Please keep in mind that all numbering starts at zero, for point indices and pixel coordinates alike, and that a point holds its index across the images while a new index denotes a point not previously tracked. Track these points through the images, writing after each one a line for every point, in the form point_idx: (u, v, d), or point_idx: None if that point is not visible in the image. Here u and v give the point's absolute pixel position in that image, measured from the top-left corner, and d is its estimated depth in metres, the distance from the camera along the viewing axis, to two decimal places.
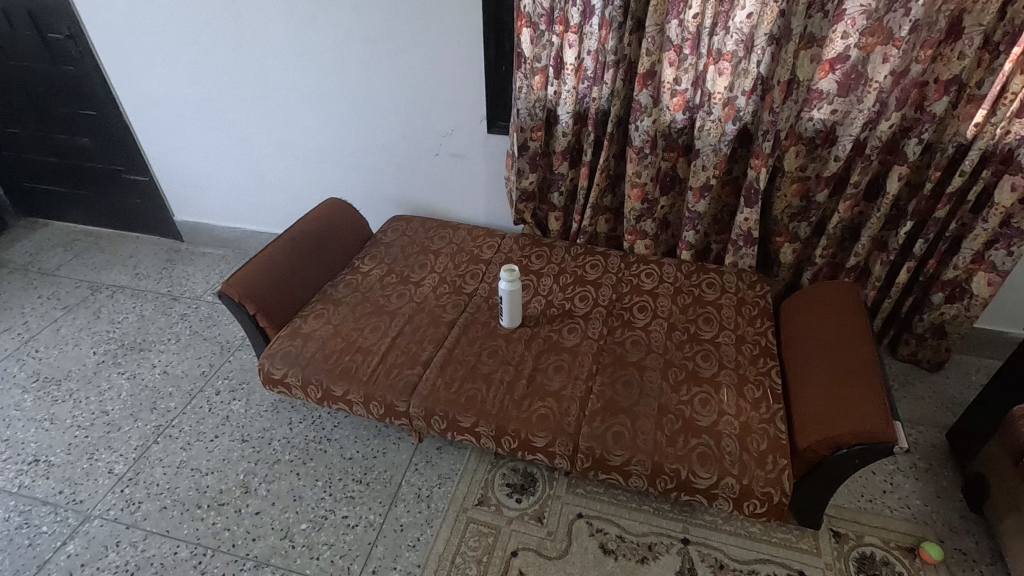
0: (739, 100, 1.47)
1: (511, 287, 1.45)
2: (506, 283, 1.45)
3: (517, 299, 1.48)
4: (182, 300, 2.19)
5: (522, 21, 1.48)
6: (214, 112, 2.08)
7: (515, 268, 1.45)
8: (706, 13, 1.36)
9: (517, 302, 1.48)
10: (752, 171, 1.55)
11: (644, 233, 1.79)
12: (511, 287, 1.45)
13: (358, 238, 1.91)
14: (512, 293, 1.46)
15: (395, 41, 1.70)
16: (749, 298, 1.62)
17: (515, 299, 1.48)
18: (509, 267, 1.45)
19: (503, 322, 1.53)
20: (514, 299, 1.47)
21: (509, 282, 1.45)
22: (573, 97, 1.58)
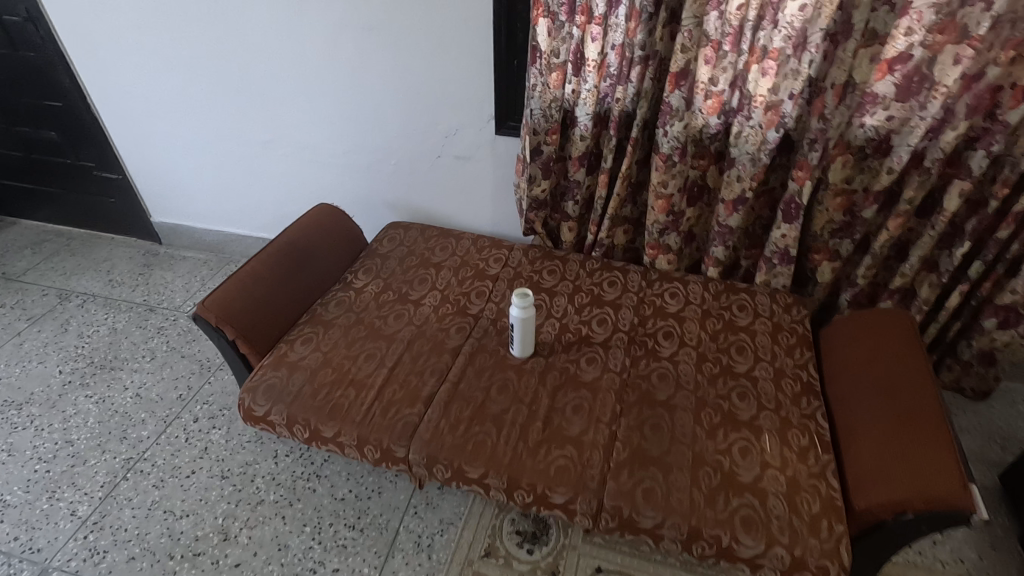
0: (785, 105, 1.30)
1: (523, 313, 1.28)
2: (518, 309, 1.29)
3: (530, 328, 1.31)
4: (159, 312, 2.01)
5: (538, 10, 1.29)
6: (192, 105, 1.89)
7: (528, 292, 1.29)
8: (752, 4, 1.19)
9: (530, 331, 1.31)
10: (795, 184, 1.39)
11: (667, 248, 1.62)
12: (523, 313, 1.28)
13: (351, 248, 1.73)
14: (524, 321, 1.29)
15: (393, 30, 1.51)
16: (786, 324, 1.46)
17: (528, 327, 1.31)
18: (523, 291, 1.28)
19: (513, 351, 1.36)
20: (527, 328, 1.31)
21: (522, 308, 1.28)
22: (594, 97, 1.40)
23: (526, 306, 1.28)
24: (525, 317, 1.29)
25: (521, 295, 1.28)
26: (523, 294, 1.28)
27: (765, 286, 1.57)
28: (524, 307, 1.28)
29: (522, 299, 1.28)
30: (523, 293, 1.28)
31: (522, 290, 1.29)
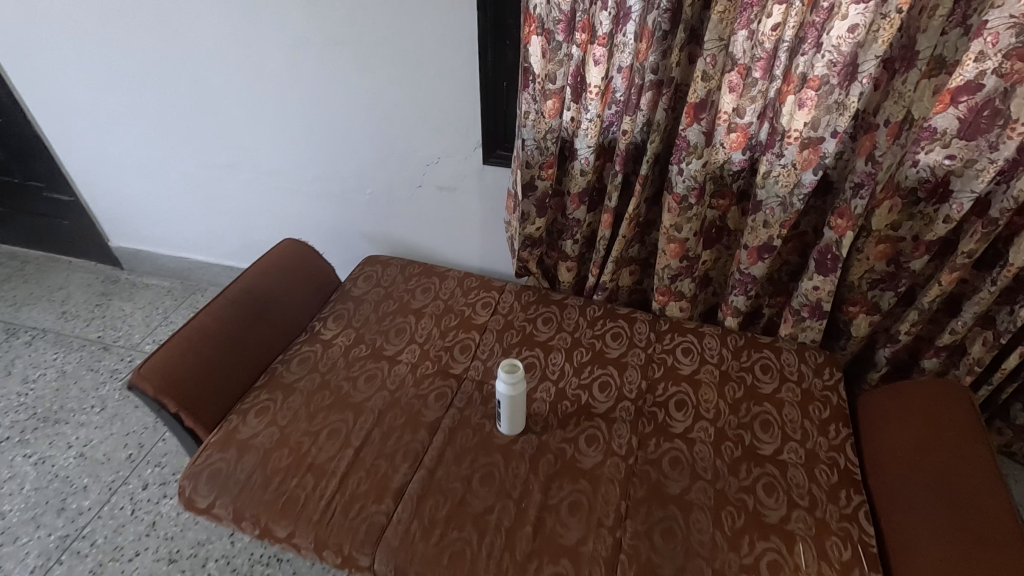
0: (825, 142, 1.09)
1: (512, 388, 1.09)
2: (504, 384, 1.09)
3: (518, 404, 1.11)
4: (114, 351, 1.82)
5: (530, 26, 1.09)
6: (144, 124, 1.67)
7: (518, 364, 1.09)
8: (790, 24, 0.98)
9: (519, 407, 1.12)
10: (832, 232, 1.18)
11: (680, 294, 1.42)
12: (512, 389, 1.09)
13: (321, 290, 1.53)
14: (513, 398, 1.10)
15: (363, 45, 1.30)
16: (817, 391, 1.26)
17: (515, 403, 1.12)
18: (509, 363, 1.09)
19: (500, 428, 1.17)
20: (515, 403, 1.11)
21: (510, 383, 1.09)
22: (597, 127, 1.19)
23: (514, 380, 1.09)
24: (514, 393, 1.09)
25: (508, 367, 1.08)
26: (509, 366, 1.09)
27: (791, 341, 1.37)
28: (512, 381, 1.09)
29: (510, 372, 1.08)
30: (509, 365, 1.09)
31: (508, 363, 1.09)
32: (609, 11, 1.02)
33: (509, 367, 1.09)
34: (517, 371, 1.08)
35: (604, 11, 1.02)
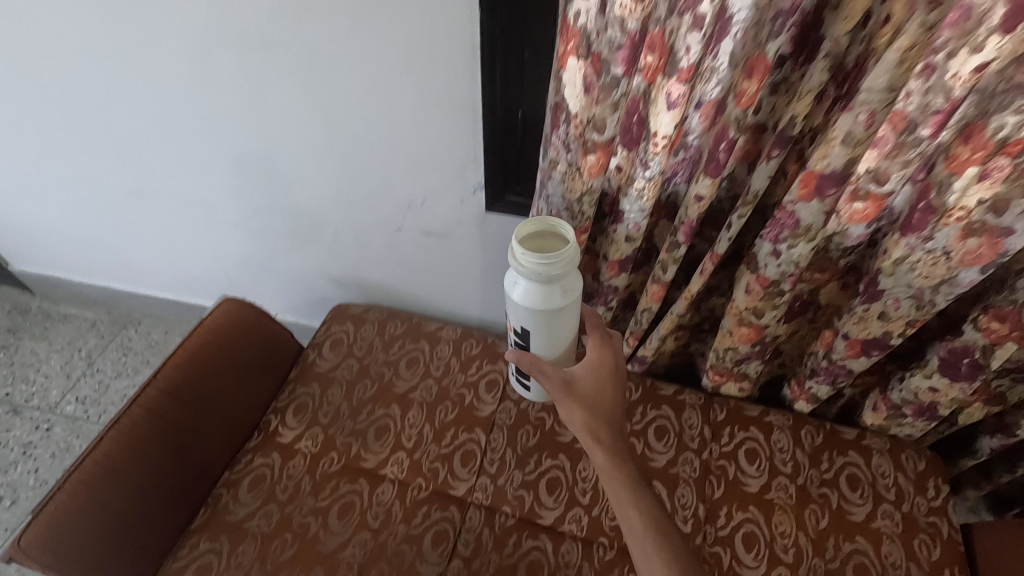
0: (1011, 235, 0.71)
1: (566, 305, 0.77)
2: (508, 279, 0.80)
3: (533, 349, 0.84)
4: (26, 416, 1.49)
5: (568, 44, 0.70)
6: (18, 132, 1.22)
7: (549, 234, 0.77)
8: (1001, 62, 0.59)
9: (537, 350, 0.84)
10: (978, 334, 0.84)
11: (743, 376, 1.10)
12: (512, 304, 0.79)
13: (277, 365, 1.19)
14: (514, 324, 0.82)
15: (306, 47, 0.88)
16: (922, 519, 0.99)
17: (571, 320, 0.81)
18: (557, 244, 0.76)
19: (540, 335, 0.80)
20: (532, 338, 0.82)
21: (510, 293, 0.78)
22: (656, 189, 0.81)
23: (545, 310, 0.76)
24: (530, 319, 0.78)
25: (541, 236, 0.77)
26: (552, 243, 0.77)
27: (881, 437, 1.09)
28: (567, 301, 0.77)
29: (539, 282, 0.74)
30: (550, 237, 0.77)
31: (560, 222, 0.77)
32: (703, 33, 0.64)
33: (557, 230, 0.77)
34: (558, 264, 0.72)
35: (697, 32, 0.64)
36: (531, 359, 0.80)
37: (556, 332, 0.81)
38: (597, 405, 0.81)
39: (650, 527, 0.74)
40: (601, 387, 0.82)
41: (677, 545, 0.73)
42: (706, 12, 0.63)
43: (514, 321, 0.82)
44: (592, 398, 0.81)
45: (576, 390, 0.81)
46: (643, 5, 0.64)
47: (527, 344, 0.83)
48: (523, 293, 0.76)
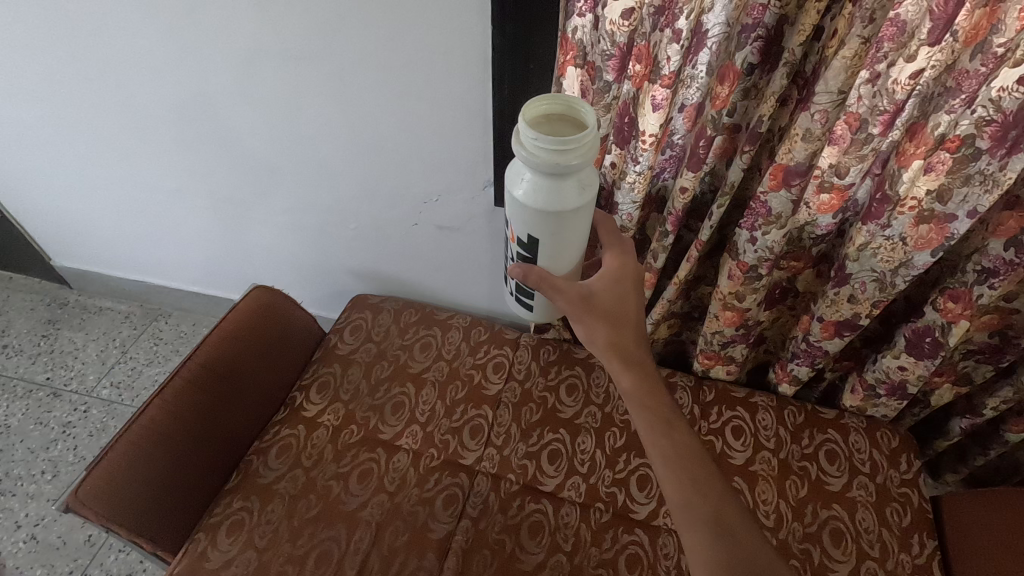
0: (955, 221, 0.81)
1: (580, 205, 0.70)
2: (514, 175, 0.71)
3: (539, 261, 0.78)
4: (65, 398, 1.61)
5: (567, 55, 0.82)
6: (66, 139, 1.33)
7: (555, 118, 0.68)
8: (936, 73, 0.70)
9: (543, 262, 0.78)
10: (937, 314, 0.94)
11: (730, 359, 1.19)
12: (519, 203, 0.71)
13: (302, 349, 1.29)
14: (520, 231, 0.75)
15: (334, 62, 1.00)
16: (895, 490, 1.08)
17: (582, 226, 0.74)
18: (566, 129, 0.68)
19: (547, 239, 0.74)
20: (540, 248, 0.75)
21: (517, 190, 0.71)
22: (646, 182, 0.91)
23: (556, 209, 0.69)
24: (539, 221, 0.71)
25: (544, 119, 0.68)
26: (559, 127, 0.68)
27: (859, 417, 1.17)
28: (582, 200, 0.70)
29: (552, 173, 0.66)
30: (556, 121, 0.68)
31: (580, 103, 0.67)
32: (681, 45, 0.74)
33: (573, 113, 0.68)
34: (575, 151, 0.64)
35: (675, 44, 0.74)
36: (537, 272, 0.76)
37: (565, 241, 0.75)
38: (616, 321, 0.83)
39: (678, 442, 0.83)
40: (621, 304, 0.83)
41: (697, 458, 0.82)
42: (682, 27, 0.72)
43: (519, 228, 0.74)
44: (612, 316, 0.82)
45: (596, 308, 0.81)
46: (630, 21, 0.74)
47: (533, 257, 0.77)
48: (533, 189, 0.68)
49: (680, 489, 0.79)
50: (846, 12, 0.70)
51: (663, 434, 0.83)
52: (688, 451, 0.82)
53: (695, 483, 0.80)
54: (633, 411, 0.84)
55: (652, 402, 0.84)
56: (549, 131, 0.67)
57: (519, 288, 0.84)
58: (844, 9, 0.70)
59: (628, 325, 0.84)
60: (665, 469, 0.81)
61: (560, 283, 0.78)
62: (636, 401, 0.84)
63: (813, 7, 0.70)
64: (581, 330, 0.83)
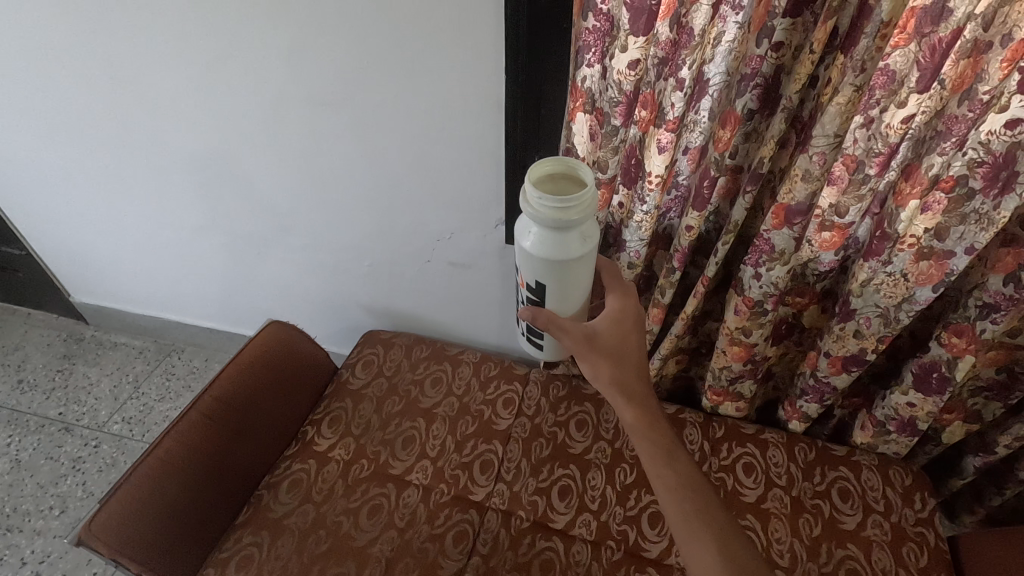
0: (954, 257, 0.84)
1: (583, 255, 0.73)
2: (519, 228, 0.75)
3: (546, 304, 0.80)
4: (77, 433, 1.62)
5: (576, 102, 0.88)
6: (97, 180, 1.39)
7: (557, 177, 0.72)
8: (927, 117, 0.74)
9: (551, 305, 0.80)
10: (942, 349, 0.95)
11: (738, 395, 1.20)
12: (525, 253, 0.74)
13: (315, 384, 1.31)
14: (528, 277, 0.77)
15: (356, 108, 1.06)
16: (910, 529, 1.07)
17: (586, 271, 0.77)
18: (566, 186, 0.72)
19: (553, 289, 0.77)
20: (547, 292, 0.78)
21: (523, 241, 0.74)
22: (653, 220, 0.95)
23: (560, 258, 0.72)
24: (546, 269, 0.74)
25: (545, 178, 0.72)
26: (559, 184, 0.72)
27: (871, 454, 1.17)
28: (583, 250, 0.73)
29: (554, 227, 0.70)
30: (557, 180, 0.72)
31: (580, 163, 0.72)
32: (684, 92, 0.79)
33: (574, 171, 0.73)
34: (576, 206, 0.68)
35: (679, 92, 0.79)
36: (544, 317, 0.79)
37: (570, 285, 0.77)
38: (619, 358, 0.84)
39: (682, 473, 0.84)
40: (623, 341, 0.85)
41: (701, 491, 0.83)
42: (686, 77, 0.77)
43: (526, 275, 0.77)
44: (614, 354, 0.84)
45: (599, 347, 0.83)
46: (635, 70, 0.79)
47: (541, 300, 0.80)
48: (537, 241, 0.72)
49: (685, 521, 0.80)
50: (839, 62, 0.75)
51: (668, 467, 0.84)
52: (693, 484, 0.83)
53: (700, 516, 0.80)
54: (638, 447, 0.85)
55: (657, 436, 0.86)
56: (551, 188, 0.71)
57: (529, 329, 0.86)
58: (837, 59, 0.75)
59: (630, 361, 0.85)
60: (669, 502, 0.82)
61: (565, 323, 0.80)
62: (641, 437, 0.85)
63: (808, 57, 0.75)
64: (585, 368, 0.84)
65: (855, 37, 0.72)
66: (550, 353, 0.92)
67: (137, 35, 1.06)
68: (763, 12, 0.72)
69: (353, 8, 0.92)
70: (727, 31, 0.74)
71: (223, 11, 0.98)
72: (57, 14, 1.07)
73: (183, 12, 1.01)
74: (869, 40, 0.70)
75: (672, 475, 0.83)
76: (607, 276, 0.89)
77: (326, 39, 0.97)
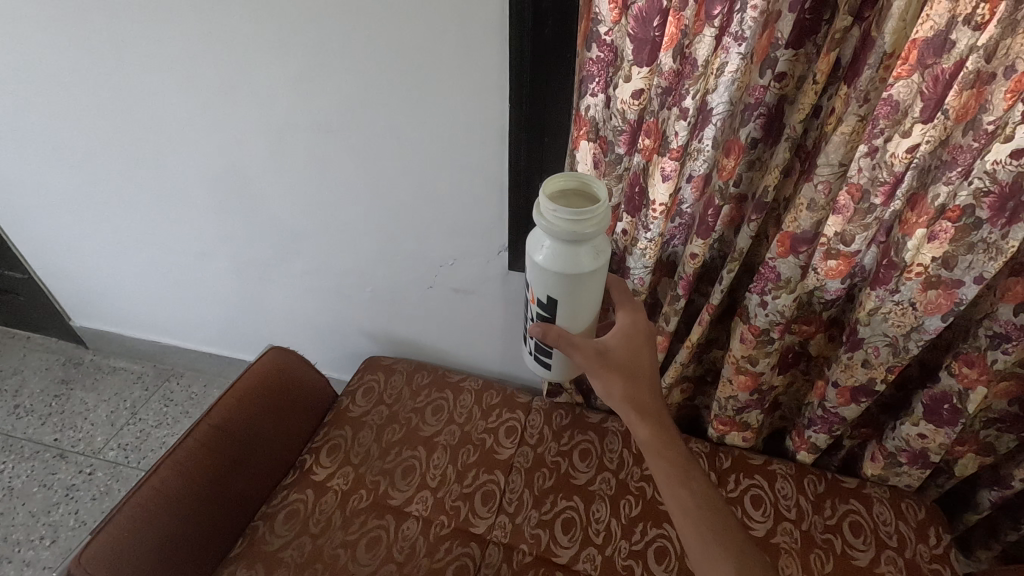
0: (963, 286, 0.82)
1: (595, 269, 0.72)
2: (531, 242, 0.75)
3: (556, 320, 0.79)
4: (71, 459, 1.59)
5: (580, 130, 0.88)
6: (101, 204, 1.40)
7: (567, 192, 0.72)
8: (932, 147, 0.74)
9: (561, 321, 0.79)
10: (953, 380, 0.93)
11: (745, 425, 1.18)
12: (536, 268, 0.74)
13: (314, 410, 1.29)
14: (539, 292, 0.76)
15: (361, 135, 1.07)
16: (925, 565, 1.04)
17: (598, 287, 0.76)
18: (576, 200, 0.71)
19: (564, 305, 0.76)
20: (558, 308, 0.77)
21: (536, 255, 0.73)
22: (657, 247, 0.94)
23: (572, 274, 0.72)
24: (558, 284, 0.73)
25: (556, 193, 0.71)
26: (570, 199, 0.71)
27: (882, 487, 1.14)
28: (595, 264, 0.72)
29: (568, 240, 0.69)
30: (568, 194, 0.72)
31: (594, 178, 0.71)
32: (688, 121, 0.79)
33: (587, 187, 0.72)
34: (589, 221, 0.67)
35: (682, 121, 0.79)
36: (552, 332, 0.77)
37: (582, 301, 0.76)
38: (632, 373, 0.82)
39: (696, 494, 0.83)
40: (635, 355, 0.83)
41: (717, 510, 0.82)
42: (689, 106, 0.77)
43: (537, 289, 0.76)
44: (627, 369, 0.82)
45: (610, 362, 0.81)
46: (639, 100, 0.80)
47: (551, 316, 0.78)
48: (549, 256, 0.71)
49: (702, 541, 0.79)
50: (842, 92, 0.76)
51: (683, 486, 0.83)
52: (708, 504, 0.82)
53: (717, 538, 0.79)
54: (653, 465, 0.84)
55: (671, 453, 0.84)
56: (566, 204, 0.70)
57: (538, 346, 0.84)
58: (840, 90, 0.76)
59: (642, 376, 0.83)
60: (684, 522, 0.81)
61: (577, 339, 0.78)
62: (656, 456, 0.83)
63: (811, 88, 0.75)
64: (597, 385, 0.82)
65: (858, 68, 0.73)
66: (555, 373, 0.90)
67: (147, 63, 1.08)
68: (766, 45, 0.74)
69: (360, 38, 0.94)
70: (729, 62, 0.74)
71: (231, 41, 1.00)
72: (70, 44, 1.09)
73: (194, 42, 1.02)
74: (872, 71, 0.70)
75: (688, 494, 0.83)
76: (617, 291, 0.87)
77: (333, 67, 0.98)
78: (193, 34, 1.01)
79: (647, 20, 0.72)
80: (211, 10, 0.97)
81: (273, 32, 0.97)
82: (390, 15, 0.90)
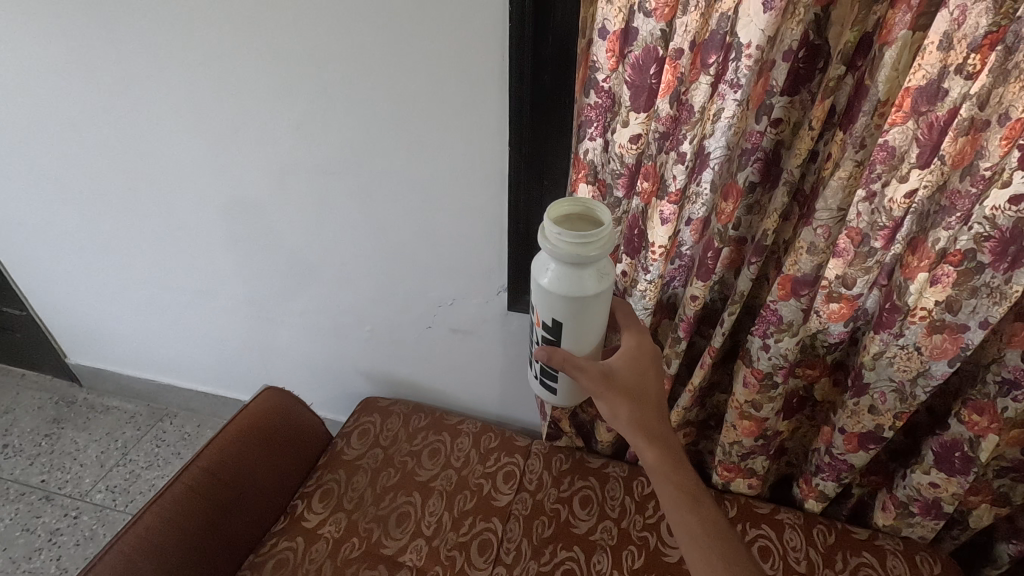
0: (968, 331, 0.81)
1: (600, 293, 0.71)
2: (536, 265, 0.74)
3: (562, 344, 0.77)
4: (56, 502, 1.55)
5: (579, 173, 0.88)
6: (103, 241, 1.41)
7: (568, 216, 0.71)
8: (930, 192, 0.74)
9: (567, 345, 0.77)
10: (963, 427, 0.91)
11: (750, 471, 1.15)
12: (542, 293, 0.73)
13: (309, 453, 1.26)
14: (544, 316, 0.75)
15: (362, 175, 1.07)
16: None
17: (604, 312, 0.75)
18: (576, 222, 0.71)
19: (571, 331, 0.75)
20: (563, 333, 0.75)
21: (542, 279, 0.72)
22: (657, 289, 0.93)
23: (578, 299, 0.71)
24: (563, 311, 0.72)
25: (557, 217, 0.71)
26: (570, 221, 0.71)
27: (895, 538, 1.10)
28: (601, 287, 0.71)
29: (574, 263, 0.68)
30: (568, 217, 0.71)
31: (597, 203, 0.71)
32: (685, 165, 0.79)
33: (590, 212, 0.71)
34: (595, 244, 0.67)
35: (681, 165, 0.79)
36: (558, 356, 0.76)
37: (587, 326, 0.75)
38: (639, 396, 0.80)
39: (705, 520, 0.80)
40: (641, 377, 0.81)
41: (726, 537, 0.80)
42: (686, 151, 0.78)
43: (543, 313, 0.75)
44: (634, 391, 0.80)
45: (617, 384, 0.79)
46: (638, 144, 0.80)
47: (557, 340, 0.77)
48: (555, 279, 0.70)
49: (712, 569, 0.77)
50: (838, 138, 0.77)
51: (692, 513, 0.80)
52: (719, 531, 0.80)
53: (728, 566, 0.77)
54: (660, 490, 0.81)
55: (679, 478, 0.82)
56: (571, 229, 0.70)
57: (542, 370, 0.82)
58: (836, 136, 0.77)
59: (648, 400, 0.81)
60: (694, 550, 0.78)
61: (582, 362, 0.76)
62: (663, 480, 0.81)
63: (807, 133, 0.76)
64: (602, 407, 0.80)
65: (853, 114, 0.74)
66: (559, 403, 0.88)
67: (156, 107, 1.11)
68: (762, 92, 0.75)
69: (364, 83, 0.96)
70: (726, 108, 0.75)
71: (239, 86, 1.03)
72: (81, 87, 1.12)
73: (203, 87, 1.05)
74: (867, 117, 0.71)
75: (697, 521, 0.80)
76: (620, 316, 0.86)
77: (336, 110, 1.00)
78: (201, 78, 1.04)
79: (644, 68, 0.74)
80: (221, 57, 1.00)
81: (279, 77, 0.99)
82: (394, 61, 0.92)
